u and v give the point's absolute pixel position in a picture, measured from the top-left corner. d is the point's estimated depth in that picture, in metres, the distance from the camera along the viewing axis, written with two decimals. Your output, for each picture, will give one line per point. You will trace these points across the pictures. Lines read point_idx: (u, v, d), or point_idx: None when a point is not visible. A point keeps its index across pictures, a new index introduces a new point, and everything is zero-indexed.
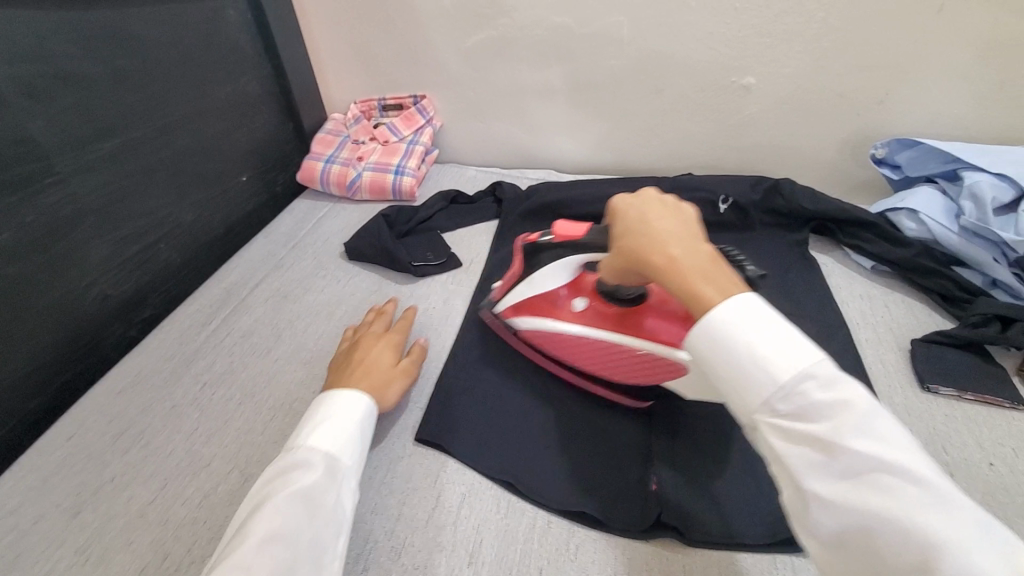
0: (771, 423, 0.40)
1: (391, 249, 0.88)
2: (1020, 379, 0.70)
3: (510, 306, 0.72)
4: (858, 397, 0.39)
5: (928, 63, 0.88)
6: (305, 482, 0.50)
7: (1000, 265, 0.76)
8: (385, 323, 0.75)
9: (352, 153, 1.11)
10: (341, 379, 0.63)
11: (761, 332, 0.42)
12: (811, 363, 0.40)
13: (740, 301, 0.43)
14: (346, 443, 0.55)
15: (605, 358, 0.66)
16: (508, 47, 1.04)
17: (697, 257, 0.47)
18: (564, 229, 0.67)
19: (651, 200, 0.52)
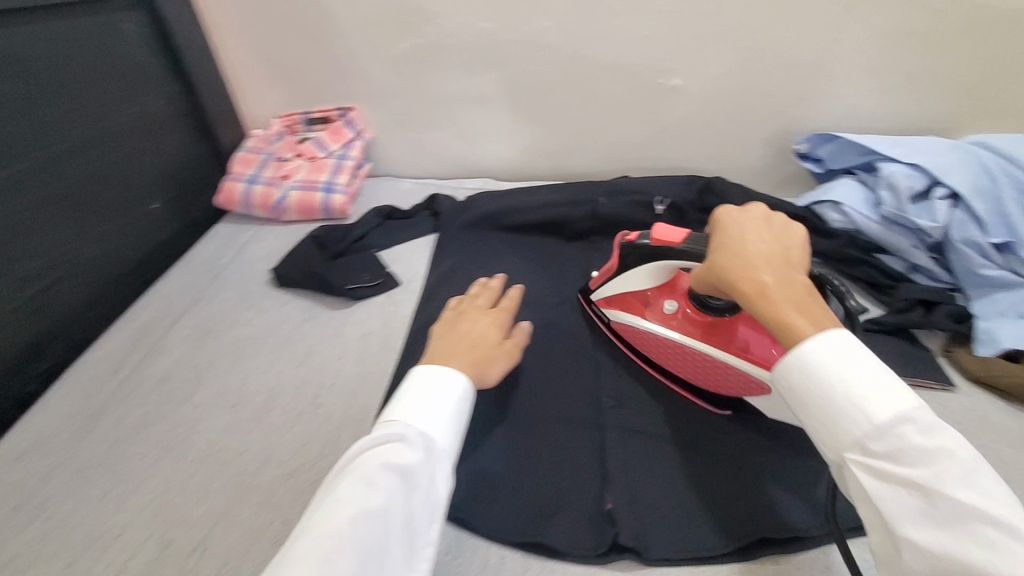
0: (864, 462, 0.42)
1: (322, 271, 0.83)
2: (944, 359, 0.75)
3: (603, 298, 0.77)
4: (958, 446, 0.40)
5: (840, 60, 0.91)
6: (406, 459, 0.46)
7: (919, 250, 0.81)
8: (491, 297, 0.70)
9: (275, 173, 1.04)
10: (446, 351, 0.59)
11: (860, 372, 0.44)
12: (910, 407, 0.42)
13: (839, 337, 0.46)
14: (440, 422, 0.50)
15: (689, 366, 0.69)
16: (435, 55, 1.00)
17: (788, 286, 0.50)
18: (662, 233, 0.67)
19: (757, 220, 0.56)
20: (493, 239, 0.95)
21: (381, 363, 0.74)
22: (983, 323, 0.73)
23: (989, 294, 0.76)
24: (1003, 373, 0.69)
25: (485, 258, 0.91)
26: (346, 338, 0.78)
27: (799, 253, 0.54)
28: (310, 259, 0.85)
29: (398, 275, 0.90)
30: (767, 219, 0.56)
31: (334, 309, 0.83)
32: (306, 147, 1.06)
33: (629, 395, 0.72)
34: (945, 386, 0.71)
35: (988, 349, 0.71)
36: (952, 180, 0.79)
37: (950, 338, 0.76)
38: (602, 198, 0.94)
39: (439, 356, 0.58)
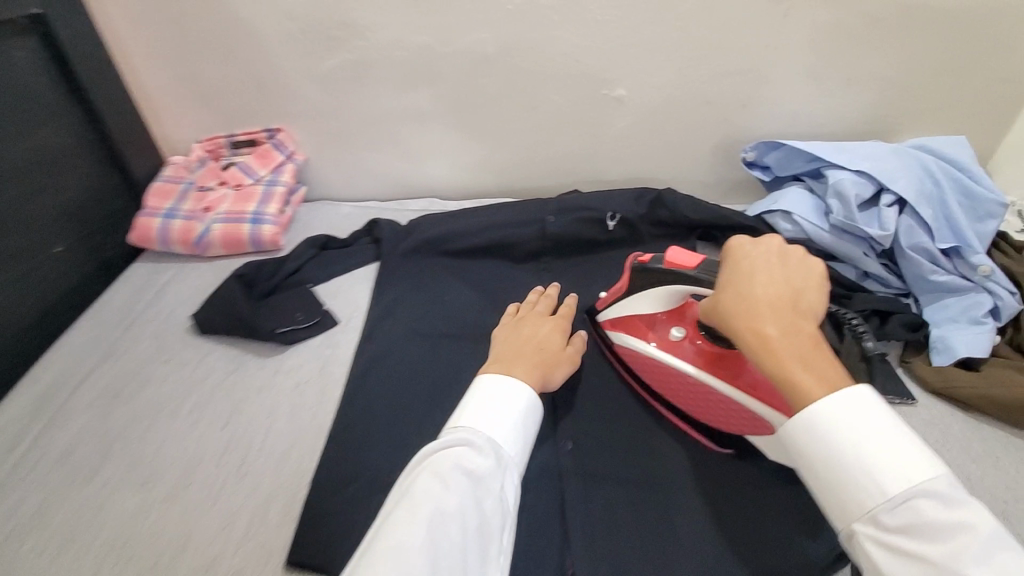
0: (878, 535, 0.39)
1: (248, 316, 0.76)
2: (903, 369, 0.74)
3: (610, 320, 0.74)
4: (983, 524, 0.36)
5: (781, 67, 0.90)
6: (478, 461, 0.48)
7: (869, 258, 0.80)
8: (550, 304, 0.76)
9: (196, 204, 0.95)
10: (516, 353, 0.66)
11: (875, 437, 0.42)
12: (928, 478, 0.39)
13: (857, 397, 0.43)
14: (508, 432, 0.54)
15: (694, 399, 0.66)
16: (367, 71, 0.93)
17: (797, 338, 0.46)
18: (677, 257, 0.64)
19: (770, 257, 0.52)
20: (437, 266, 0.89)
21: (315, 418, 0.68)
22: (937, 331, 0.74)
23: (939, 299, 0.76)
24: (962, 385, 0.68)
25: (431, 287, 0.85)
26: (277, 389, 0.71)
27: (812, 297, 0.50)
28: (235, 303, 0.77)
29: (335, 312, 0.83)
30: (782, 255, 0.52)
31: (263, 356, 0.75)
32: (231, 175, 0.99)
33: (588, 432, 0.70)
34: (906, 400, 0.70)
35: (943, 358, 0.72)
36: (899, 187, 0.78)
37: (906, 347, 0.76)
38: (550, 217, 0.89)
39: (509, 360, 0.64)
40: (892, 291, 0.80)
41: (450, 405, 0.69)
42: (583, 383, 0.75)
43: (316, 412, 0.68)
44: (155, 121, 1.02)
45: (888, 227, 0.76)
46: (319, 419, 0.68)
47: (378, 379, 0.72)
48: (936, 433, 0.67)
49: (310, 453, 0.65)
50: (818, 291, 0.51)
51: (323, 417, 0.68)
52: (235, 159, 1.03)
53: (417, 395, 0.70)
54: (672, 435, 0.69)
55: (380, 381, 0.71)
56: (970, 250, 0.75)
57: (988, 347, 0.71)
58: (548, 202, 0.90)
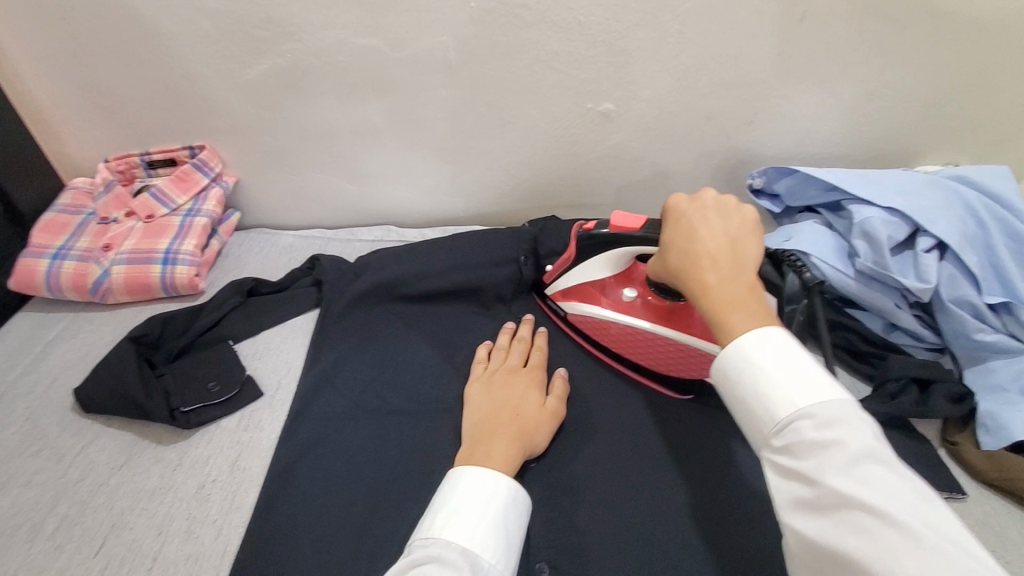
0: (769, 457, 0.39)
1: (144, 394, 0.60)
2: (945, 451, 0.64)
3: (558, 290, 0.70)
4: (856, 440, 0.35)
5: (795, 79, 0.76)
6: None
7: (903, 310, 0.67)
8: (522, 352, 0.66)
9: (95, 240, 0.80)
10: (489, 426, 0.56)
11: (772, 364, 0.40)
12: (816, 401, 0.38)
13: (766, 329, 0.42)
14: (490, 538, 0.45)
15: (653, 353, 0.64)
16: (304, 79, 0.77)
17: (732, 287, 0.44)
18: (620, 220, 0.61)
19: (709, 208, 0.50)
20: (388, 316, 0.72)
21: (220, 539, 0.54)
22: (985, 405, 0.61)
23: (981, 361, 0.64)
24: (1019, 476, 0.57)
25: (380, 346, 0.69)
26: (175, 495, 0.57)
27: (751, 246, 0.48)
28: (126, 377, 0.61)
29: (259, 379, 0.67)
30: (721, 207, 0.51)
31: (162, 444, 0.61)
32: (140, 203, 0.83)
33: (569, 549, 0.54)
34: (957, 495, 0.59)
35: (994, 440, 0.60)
36: (940, 228, 0.66)
37: (948, 422, 0.65)
38: (523, 257, 0.74)
39: (480, 440, 0.54)
40: (926, 347, 0.68)
41: (392, 518, 0.54)
42: (563, 476, 0.59)
43: (221, 531, 0.54)
44: (50, 136, 0.84)
45: (928, 278, 0.64)
46: (224, 535, 0.54)
47: (304, 480, 0.57)
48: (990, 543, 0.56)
49: None
50: (760, 240, 0.48)
51: (231, 536, 0.54)
52: (152, 181, 0.87)
53: (351, 503, 0.55)
54: (683, 552, 0.53)
55: (307, 482, 0.57)
56: (1023, 306, 0.63)
57: None
58: (522, 234, 0.75)
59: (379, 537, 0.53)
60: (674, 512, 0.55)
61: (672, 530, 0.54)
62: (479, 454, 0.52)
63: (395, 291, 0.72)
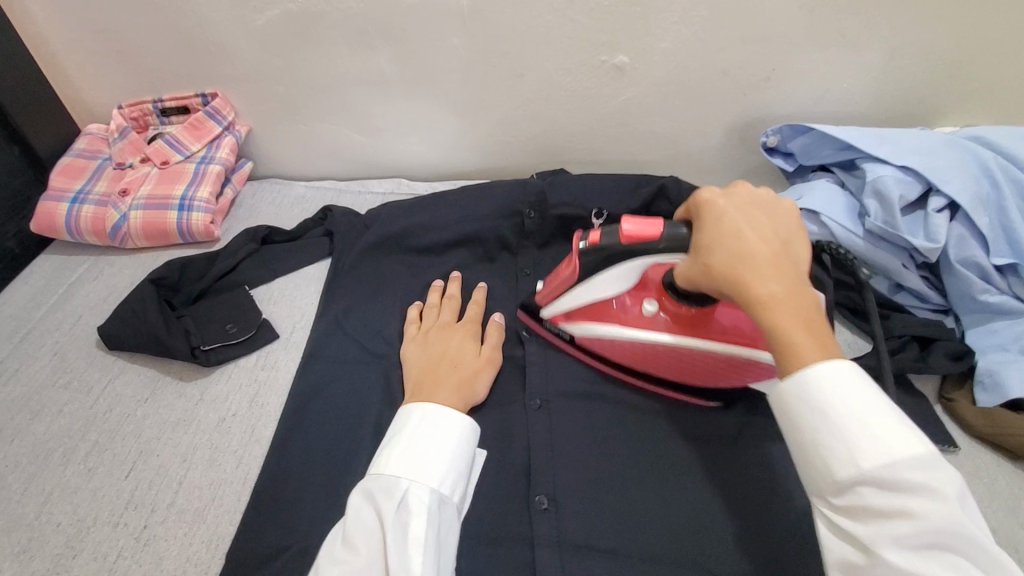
0: (825, 506, 0.41)
1: (165, 332, 0.63)
2: (941, 407, 0.65)
3: (560, 312, 0.62)
4: (925, 513, 0.37)
5: (817, 34, 0.74)
6: (367, 513, 0.46)
7: (910, 271, 0.67)
8: (454, 307, 0.67)
9: (112, 185, 0.82)
10: (428, 380, 0.58)
11: (844, 422, 0.40)
12: (882, 466, 0.38)
13: (833, 374, 0.41)
14: (409, 461, 0.49)
15: (682, 366, 0.59)
16: (315, 25, 0.76)
17: (799, 299, 0.44)
18: (633, 231, 0.53)
19: (749, 206, 0.49)
20: (399, 266, 0.74)
21: (240, 468, 0.57)
22: (984, 363, 0.62)
23: (985, 321, 0.65)
24: (1015, 432, 0.58)
25: (390, 293, 0.71)
26: (196, 427, 0.60)
27: (798, 249, 0.48)
28: (148, 316, 0.64)
29: (275, 323, 0.69)
30: (758, 205, 0.50)
31: (183, 380, 0.63)
32: (155, 150, 0.83)
33: (570, 487, 0.56)
34: (948, 448, 0.61)
35: (991, 397, 0.61)
36: (952, 188, 0.66)
37: (947, 380, 0.65)
38: (528, 210, 0.74)
39: (422, 391, 0.56)
40: (930, 307, 0.69)
41: None
42: (565, 416, 0.61)
43: (241, 460, 0.57)
44: (64, 82, 0.85)
45: (936, 238, 0.64)
46: (245, 464, 0.57)
47: (319, 414, 0.60)
48: (978, 495, 0.58)
49: (231, 515, 0.54)
50: (802, 241, 0.49)
51: (250, 466, 0.57)
52: (165, 129, 0.87)
53: (363, 440, 0.58)
54: (678, 491, 0.56)
55: (321, 418, 0.59)
56: None
57: None
58: (528, 186, 0.75)
59: None
60: (674, 457, 0.58)
61: (668, 472, 0.57)
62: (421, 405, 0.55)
63: (404, 242, 0.74)
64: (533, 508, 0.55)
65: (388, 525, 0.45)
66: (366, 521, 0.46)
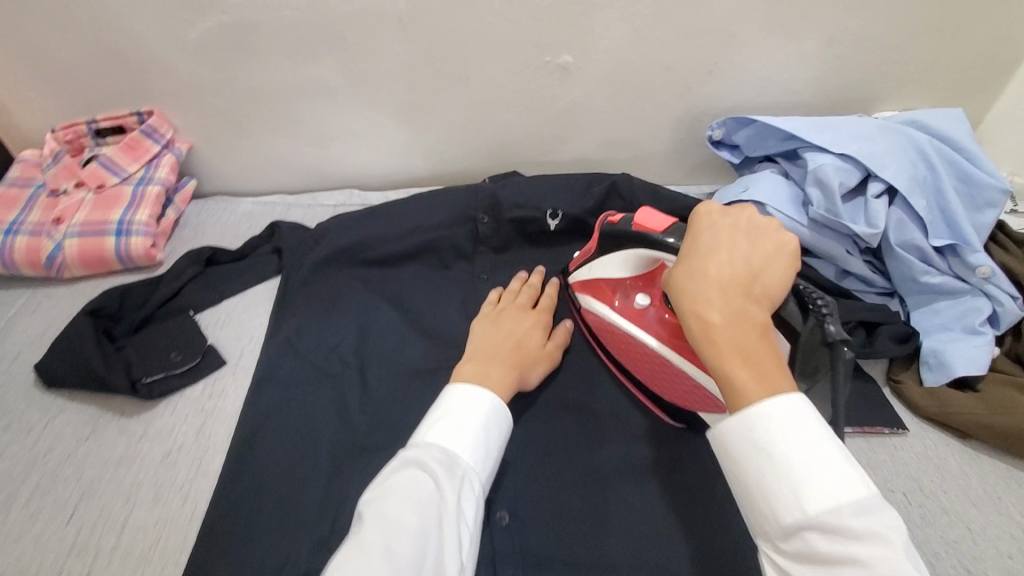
0: (776, 555, 0.40)
1: (104, 366, 0.60)
2: (890, 389, 0.66)
3: (576, 279, 0.66)
4: (875, 559, 0.36)
5: (756, 26, 0.75)
6: (428, 485, 0.45)
7: (853, 256, 0.68)
8: (531, 294, 0.67)
9: (46, 214, 0.79)
10: (491, 354, 0.58)
11: (789, 463, 0.40)
12: (825, 508, 0.38)
13: (781, 414, 0.41)
14: (469, 440, 0.48)
15: (653, 374, 0.59)
16: (250, 36, 0.74)
17: (740, 328, 0.44)
18: (647, 217, 0.58)
19: (734, 232, 0.49)
20: (351, 280, 0.73)
21: (186, 504, 0.55)
22: (929, 344, 0.64)
23: (928, 302, 0.67)
24: (959, 411, 0.60)
25: (342, 310, 0.70)
26: (141, 464, 0.58)
27: (772, 280, 0.47)
28: (85, 349, 0.61)
29: (222, 348, 0.67)
30: (742, 232, 0.49)
31: (127, 416, 0.61)
32: (90, 173, 0.80)
33: (530, 498, 0.56)
34: (897, 431, 0.62)
35: (936, 376, 0.63)
36: (889, 173, 0.67)
37: (894, 362, 0.67)
38: (481, 215, 0.74)
39: (482, 359, 0.57)
40: (875, 291, 0.70)
41: (355, 477, 0.56)
42: (522, 427, 0.61)
43: (188, 496, 0.55)
44: None
45: (877, 223, 0.65)
46: (192, 500, 0.55)
47: (271, 442, 0.58)
48: (927, 475, 0.59)
49: (178, 554, 0.53)
50: (780, 274, 0.47)
51: (198, 501, 0.55)
52: (101, 150, 0.84)
53: (317, 466, 0.57)
54: (635, 495, 0.56)
55: (272, 445, 0.58)
56: (968, 248, 0.64)
57: (987, 363, 0.61)
58: (479, 192, 0.74)
59: (344, 495, 0.55)
60: (628, 459, 0.58)
61: (622, 477, 0.57)
62: (479, 369, 0.56)
63: (356, 256, 0.73)
64: (492, 524, 0.55)
65: (447, 502, 0.44)
66: (420, 489, 0.44)
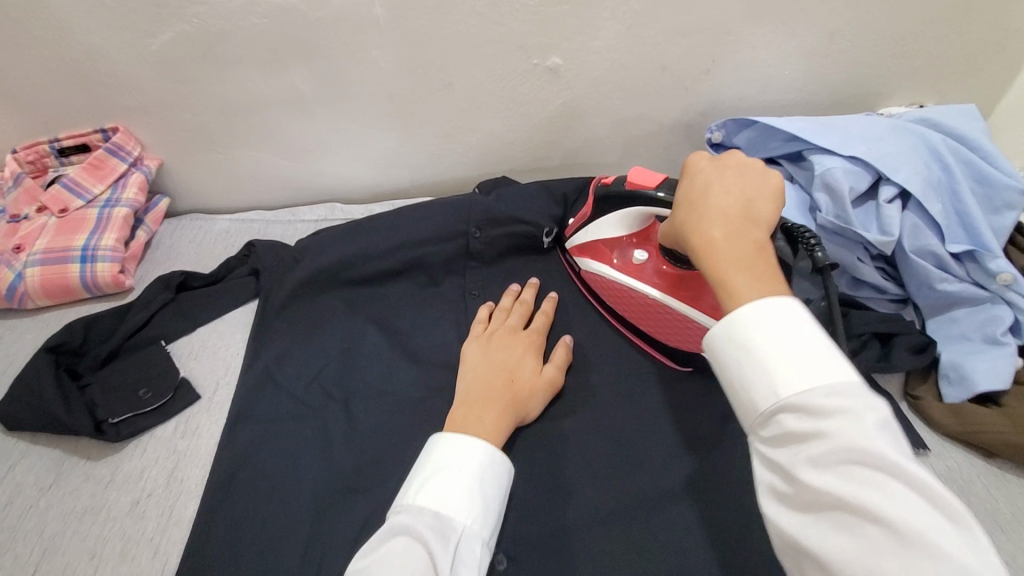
0: (755, 444, 0.39)
1: (65, 409, 0.56)
2: (907, 405, 0.62)
3: (574, 245, 0.67)
4: (843, 431, 0.34)
5: (755, 21, 0.70)
6: (419, 553, 0.43)
7: (866, 265, 0.64)
8: (524, 313, 0.64)
9: (6, 241, 0.74)
10: (479, 391, 0.55)
11: (763, 351, 0.38)
12: (798, 391, 0.36)
13: (760, 312, 0.39)
14: (464, 500, 0.46)
15: (659, 324, 0.61)
16: (217, 47, 0.69)
17: (739, 244, 0.43)
18: (641, 176, 0.59)
19: (729, 167, 0.48)
20: (333, 302, 0.68)
21: (158, 557, 0.51)
22: (948, 356, 0.61)
23: (945, 311, 0.63)
24: (984, 429, 0.56)
25: (324, 335, 0.65)
26: (108, 513, 0.53)
27: (767, 207, 0.46)
28: (44, 390, 0.57)
29: (197, 381, 0.63)
30: (739, 166, 0.48)
31: (93, 460, 0.57)
32: (52, 197, 0.75)
33: (530, 540, 0.52)
34: (918, 451, 0.58)
35: (958, 392, 0.59)
36: (902, 176, 0.63)
37: (911, 376, 0.63)
38: (474, 229, 0.69)
39: (470, 404, 0.54)
40: (888, 300, 0.66)
41: (341, 521, 0.52)
42: (520, 460, 0.57)
43: (158, 549, 0.51)
44: None
45: (890, 230, 0.62)
46: (164, 553, 0.51)
47: (248, 487, 0.54)
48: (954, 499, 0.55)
49: None
50: (776, 200, 0.46)
51: (170, 554, 0.51)
52: (65, 170, 0.79)
53: (299, 510, 0.52)
54: (642, 533, 0.52)
55: (250, 490, 0.54)
56: (987, 254, 0.60)
57: (1011, 376, 0.58)
58: (472, 206, 0.70)
59: (328, 543, 0.51)
60: (633, 492, 0.54)
61: (628, 513, 0.53)
62: (469, 418, 0.53)
63: (339, 276, 0.68)
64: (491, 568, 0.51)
65: (441, 573, 0.42)
66: (414, 561, 0.42)
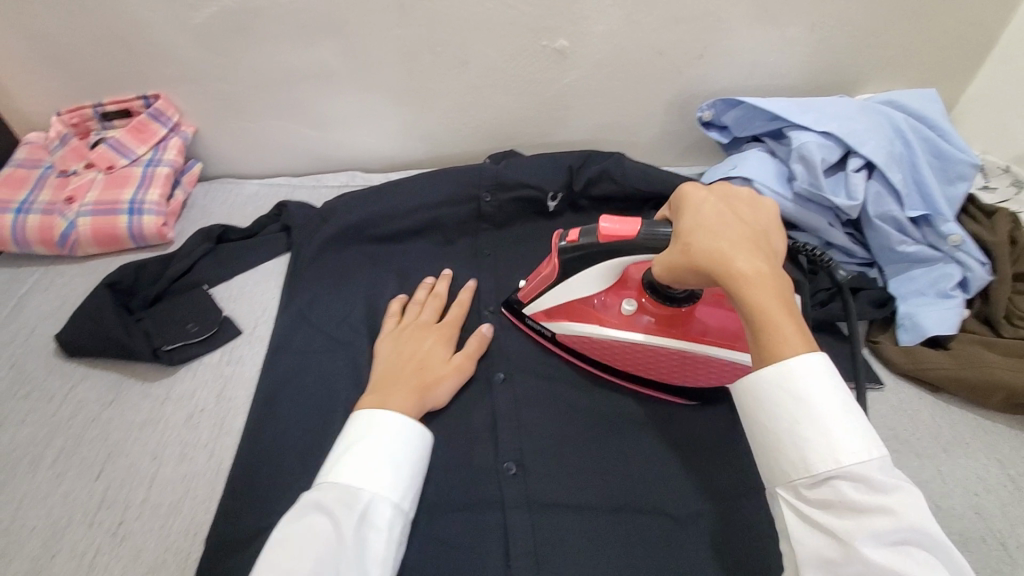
0: (799, 504, 0.44)
1: (126, 334, 0.63)
2: (868, 350, 0.70)
3: (544, 312, 0.65)
4: (898, 508, 0.40)
5: (742, 11, 0.78)
6: (322, 523, 0.47)
7: (835, 229, 0.73)
8: (437, 306, 0.69)
9: (57, 193, 0.81)
10: (387, 383, 0.59)
11: (824, 417, 0.43)
12: (856, 462, 0.42)
13: (819, 378, 0.44)
14: (375, 473, 0.51)
15: (664, 368, 0.62)
16: (254, 21, 0.76)
17: (778, 281, 0.47)
18: (612, 229, 0.58)
19: (737, 202, 0.53)
20: (358, 255, 0.75)
21: (212, 459, 0.59)
22: (905, 308, 0.69)
23: (905, 270, 0.71)
24: (932, 366, 0.65)
25: (351, 283, 0.73)
26: (165, 424, 0.61)
27: (774, 242, 0.52)
28: (105, 319, 0.64)
29: (237, 319, 0.70)
30: (743, 201, 0.53)
31: (149, 382, 0.64)
32: (99, 155, 0.82)
33: (535, 451, 0.60)
34: (873, 385, 0.66)
35: (911, 337, 0.67)
36: (869, 149, 0.71)
37: (872, 325, 0.71)
38: (485, 194, 0.77)
39: (380, 393, 0.58)
40: (856, 261, 0.75)
41: None
42: (528, 389, 0.65)
43: (213, 452, 0.59)
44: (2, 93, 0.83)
45: (856, 196, 0.70)
46: (217, 456, 0.59)
47: (289, 404, 0.61)
48: (903, 425, 0.64)
49: (206, 504, 0.56)
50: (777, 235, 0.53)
51: (222, 457, 0.59)
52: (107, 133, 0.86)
53: (333, 423, 0.60)
54: (631, 445, 0.60)
55: (290, 407, 0.61)
56: (941, 219, 0.69)
57: (957, 324, 0.66)
58: (484, 172, 0.77)
59: None
60: (626, 416, 0.62)
61: (621, 431, 0.61)
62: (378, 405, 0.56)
63: (363, 232, 0.75)
64: (501, 474, 0.58)
65: (343, 536, 0.46)
66: (317, 529, 0.47)
